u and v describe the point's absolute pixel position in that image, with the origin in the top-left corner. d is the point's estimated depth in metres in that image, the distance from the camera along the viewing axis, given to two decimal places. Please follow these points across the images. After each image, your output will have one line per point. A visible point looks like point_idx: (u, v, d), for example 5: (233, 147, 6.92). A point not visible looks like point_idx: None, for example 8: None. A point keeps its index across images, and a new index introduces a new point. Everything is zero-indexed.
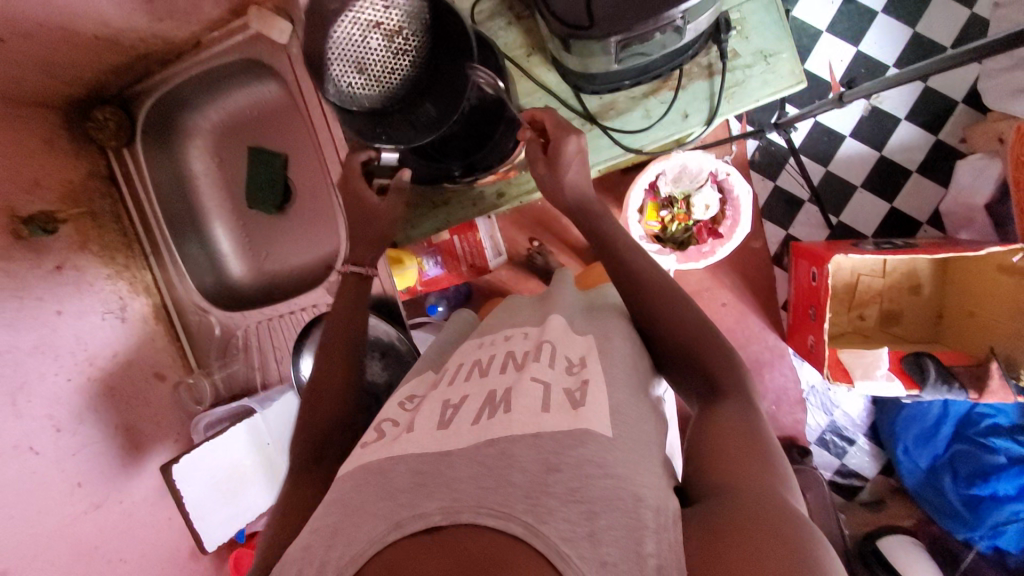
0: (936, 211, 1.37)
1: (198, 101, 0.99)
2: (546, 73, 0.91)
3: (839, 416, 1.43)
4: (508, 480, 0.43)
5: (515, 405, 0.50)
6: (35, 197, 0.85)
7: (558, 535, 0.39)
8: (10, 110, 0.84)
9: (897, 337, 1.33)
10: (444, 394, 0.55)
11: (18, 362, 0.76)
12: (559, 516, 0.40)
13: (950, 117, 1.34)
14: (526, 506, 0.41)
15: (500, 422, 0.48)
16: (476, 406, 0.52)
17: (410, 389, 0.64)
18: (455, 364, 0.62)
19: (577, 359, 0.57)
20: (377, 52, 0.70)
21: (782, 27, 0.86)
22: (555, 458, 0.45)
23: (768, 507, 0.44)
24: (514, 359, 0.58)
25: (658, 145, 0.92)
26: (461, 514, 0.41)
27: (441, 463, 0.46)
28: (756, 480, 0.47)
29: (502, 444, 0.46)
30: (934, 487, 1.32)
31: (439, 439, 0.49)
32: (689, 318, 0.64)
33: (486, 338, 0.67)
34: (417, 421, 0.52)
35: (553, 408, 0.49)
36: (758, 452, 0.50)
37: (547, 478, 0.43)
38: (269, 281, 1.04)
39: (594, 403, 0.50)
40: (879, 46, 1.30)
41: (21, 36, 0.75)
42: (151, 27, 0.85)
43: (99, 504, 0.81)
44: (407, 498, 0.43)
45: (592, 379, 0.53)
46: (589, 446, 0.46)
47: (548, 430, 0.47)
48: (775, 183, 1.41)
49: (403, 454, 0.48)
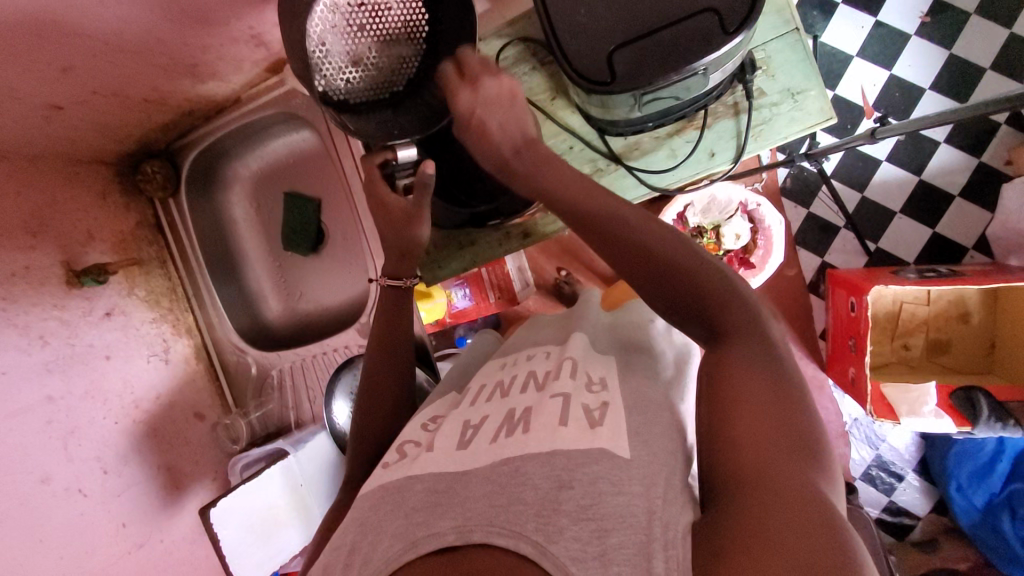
0: (983, 236, 1.32)
1: (238, 151, 1.04)
2: (570, 116, 0.93)
3: (885, 450, 1.36)
4: (520, 498, 0.44)
5: (533, 426, 0.51)
6: (91, 248, 0.91)
7: (568, 554, 0.40)
8: (69, 168, 0.90)
9: (945, 368, 1.27)
10: (465, 414, 0.58)
11: (70, 407, 0.80)
12: (569, 535, 0.41)
13: (993, 139, 1.30)
14: (537, 525, 0.42)
15: (515, 441, 0.50)
16: (495, 425, 0.54)
17: (432, 408, 0.66)
18: (478, 386, 0.65)
19: (597, 378, 0.58)
20: (366, 39, 0.63)
21: (810, 65, 0.85)
22: (567, 474, 0.45)
23: (794, 518, 0.39)
24: (536, 378, 0.60)
25: (684, 183, 0.93)
26: (472, 533, 0.42)
27: (458, 482, 0.48)
28: (783, 483, 0.42)
29: (515, 462, 0.48)
30: (991, 528, 1.25)
31: (458, 459, 0.50)
32: (690, 258, 0.56)
33: (508, 359, 0.71)
34: (439, 439, 0.55)
35: (570, 422, 0.51)
36: (788, 442, 0.45)
37: (559, 495, 0.44)
38: (303, 320, 1.08)
39: (612, 424, 0.51)
40: (912, 69, 1.26)
41: (80, 104, 0.80)
42: (197, 86, 0.90)
43: (142, 544, 0.83)
44: (421, 517, 0.46)
45: (611, 402, 0.54)
46: (603, 464, 0.46)
47: (563, 447, 0.48)
48: (808, 211, 1.37)
49: (422, 472, 0.51)
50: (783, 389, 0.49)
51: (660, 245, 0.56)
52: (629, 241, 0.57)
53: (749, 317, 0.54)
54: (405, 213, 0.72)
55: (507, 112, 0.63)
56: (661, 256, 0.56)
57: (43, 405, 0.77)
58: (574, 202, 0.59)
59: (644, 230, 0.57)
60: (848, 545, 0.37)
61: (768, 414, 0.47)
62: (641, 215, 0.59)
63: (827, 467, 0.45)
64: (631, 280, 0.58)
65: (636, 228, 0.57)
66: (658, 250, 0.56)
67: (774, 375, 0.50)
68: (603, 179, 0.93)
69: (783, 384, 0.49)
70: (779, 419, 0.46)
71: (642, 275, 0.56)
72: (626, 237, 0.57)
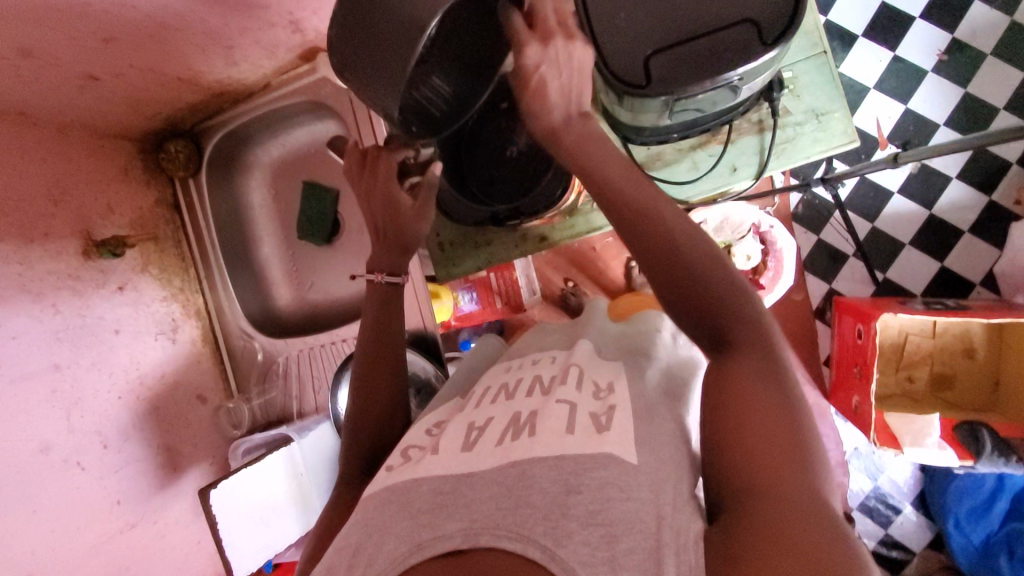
0: (991, 273, 1.33)
1: (261, 137, 1.04)
2: (595, 123, 0.94)
3: (884, 482, 1.35)
4: (527, 502, 0.43)
5: (539, 428, 0.49)
6: (109, 221, 0.90)
7: (576, 559, 0.38)
8: (94, 141, 0.90)
9: (948, 402, 1.26)
10: (470, 416, 0.56)
11: (76, 378, 0.79)
12: (578, 540, 0.40)
13: (1004, 177, 1.31)
14: (545, 529, 0.40)
15: (523, 444, 0.48)
16: (501, 427, 0.52)
17: (434, 415, 0.63)
18: (482, 388, 0.62)
19: (605, 385, 0.55)
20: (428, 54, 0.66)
21: (835, 87, 0.86)
22: (575, 480, 0.43)
23: (800, 533, 0.38)
24: (541, 383, 0.58)
25: (704, 196, 0.93)
26: (479, 536, 0.41)
27: (462, 484, 0.46)
28: (793, 499, 0.41)
29: (523, 465, 0.46)
30: (988, 566, 1.23)
31: (464, 460, 0.48)
32: (710, 267, 0.54)
33: (514, 362, 0.67)
34: (443, 442, 0.53)
35: (577, 429, 0.49)
36: (793, 455, 0.44)
37: (568, 500, 0.42)
38: (312, 310, 1.07)
39: (620, 429, 0.49)
40: (928, 104, 1.28)
41: (114, 76, 0.81)
42: (228, 69, 0.90)
43: (135, 524, 0.82)
44: (428, 519, 0.44)
45: (619, 405, 0.52)
46: (612, 471, 0.44)
47: (571, 453, 0.46)
48: (819, 237, 1.38)
49: (427, 475, 0.48)
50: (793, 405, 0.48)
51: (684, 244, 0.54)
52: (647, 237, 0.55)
53: (758, 326, 0.53)
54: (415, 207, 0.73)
55: (558, 106, 0.60)
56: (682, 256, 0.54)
57: (49, 373, 0.76)
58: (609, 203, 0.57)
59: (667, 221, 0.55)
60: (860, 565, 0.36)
61: (776, 426, 0.45)
62: (675, 211, 0.56)
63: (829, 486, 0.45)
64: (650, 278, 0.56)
65: (668, 225, 0.55)
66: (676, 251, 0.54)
67: (785, 394, 0.48)
68: None
69: (793, 397, 0.48)
70: (788, 431, 0.45)
71: (664, 276, 0.55)
72: (655, 234, 0.55)
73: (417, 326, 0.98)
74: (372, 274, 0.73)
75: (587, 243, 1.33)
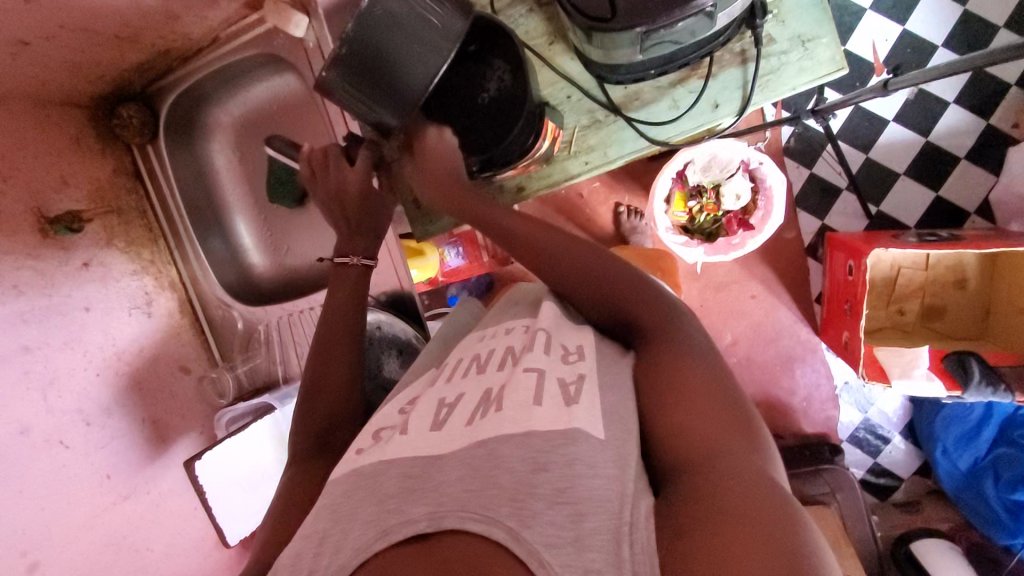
0: (987, 200, 1.29)
1: (218, 97, 0.98)
2: (568, 62, 0.88)
3: (874, 414, 1.37)
4: (494, 482, 0.42)
5: (506, 403, 0.49)
6: (64, 195, 0.86)
7: (541, 540, 0.38)
8: (38, 110, 0.85)
9: (939, 333, 1.26)
10: (440, 392, 0.55)
11: (48, 358, 0.78)
12: (544, 519, 0.39)
13: (1004, 99, 1.25)
14: (510, 510, 0.40)
15: (490, 421, 0.47)
16: (470, 404, 0.51)
17: (408, 392, 0.61)
18: (454, 360, 0.61)
19: (573, 348, 0.55)
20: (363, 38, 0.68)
21: (822, 9, 0.81)
22: (544, 456, 0.43)
23: (750, 498, 0.40)
24: (512, 354, 0.56)
25: (686, 137, 0.88)
26: (444, 519, 0.40)
27: (431, 468, 0.45)
28: (738, 467, 0.43)
29: (490, 444, 0.45)
30: (974, 490, 1.26)
31: (431, 442, 0.48)
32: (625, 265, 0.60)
33: (488, 330, 0.66)
34: (412, 421, 0.52)
35: (545, 401, 0.48)
36: (726, 423, 0.47)
37: (534, 479, 0.42)
38: (290, 275, 1.04)
39: (588, 402, 0.48)
40: (927, 24, 1.20)
41: (46, 38, 0.74)
42: (170, 23, 0.83)
43: (128, 495, 0.83)
44: (395, 504, 0.43)
45: (587, 374, 0.51)
46: (579, 445, 0.44)
47: (538, 429, 0.45)
48: (811, 171, 1.33)
49: (396, 457, 0.48)
50: (728, 385, 0.51)
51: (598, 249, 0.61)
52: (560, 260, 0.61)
53: (674, 311, 0.58)
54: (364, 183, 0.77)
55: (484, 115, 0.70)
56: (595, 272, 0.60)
57: (19, 355, 0.75)
58: (521, 232, 0.64)
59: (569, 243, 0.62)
60: (805, 527, 0.39)
61: (715, 403, 0.49)
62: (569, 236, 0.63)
63: (775, 459, 0.47)
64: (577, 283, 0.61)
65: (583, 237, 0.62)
66: (589, 266, 0.60)
67: (710, 364, 0.53)
68: (600, 131, 0.90)
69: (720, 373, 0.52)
70: (720, 407, 0.48)
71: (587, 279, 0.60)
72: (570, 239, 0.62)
73: (396, 288, 0.96)
74: (347, 257, 0.73)
75: (572, 191, 1.30)
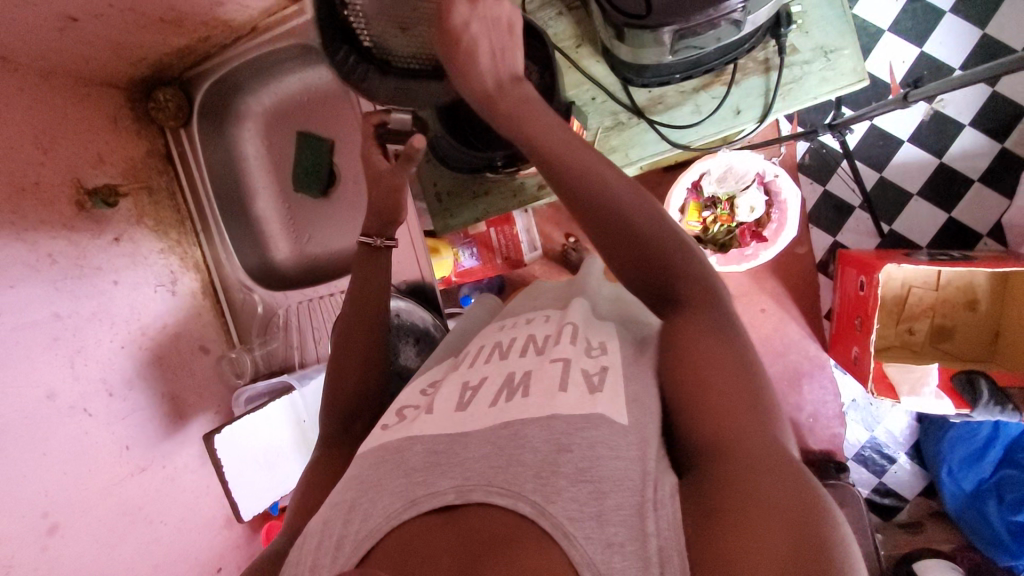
0: (999, 223, 1.30)
1: (252, 85, 1.01)
2: (594, 65, 0.91)
3: (880, 433, 1.37)
4: (519, 459, 0.43)
5: (532, 390, 0.50)
6: (100, 171, 0.89)
7: (566, 515, 0.39)
8: (80, 88, 0.88)
9: (947, 353, 1.26)
10: (463, 376, 0.56)
11: (78, 327, 0.80)
12: (568, 496, 0.40)
13: (1018, 124, 1.27)
14: (535, 485, 0.41)
15: (515, 405, 0.48)
16: (493, 387, 0.52)
17: (429, 375, 0.63)
18: (476, 347, 0.62)
19: (597, 343, 0.55)
20: None
21: (845, 22, 0.83)
22: (566, 439, 0.44)
23: (773, 482, 0.40)
24: (535, 342, 0.57)
25: (708, 141, 0.90)
26: (472, 492, 0.42)
27: (457, 444, 0.46)
28: (760, 449, 0.42)
29: (516, 425, 0.46)
30: (977, 512, 1.26)
31: (457, 420, 0.49)
32: (657, 229, 0.54)
33: (508, 321, 0.67)
34: (437, 401, 0.53)
35: (570, 387, 0.49)
36: (747, 403, 0.45)
37: (558, 458, 0.43)
38: (312, 263, 1.06)
39: (611, 391, 0.49)
40: (944, 47, 1.23)
41: (94, 16, 0.78)
42: (212, 10, 0.86)
43: (145, 468, 0.84)
44: (422, 476, 0.44)
45: (611, 366, 0.52)
46: (601, 431, 0.44)
47: (562, 413, 0.46)
48: (824, 188, 1.35)
49: (421, 433, 0.49)
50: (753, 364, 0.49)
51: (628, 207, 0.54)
52: (587, 214, 0.55)
53: (705, 284, 0.54)
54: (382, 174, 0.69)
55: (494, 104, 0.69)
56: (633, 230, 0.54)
57: (50, 321, 0.77)
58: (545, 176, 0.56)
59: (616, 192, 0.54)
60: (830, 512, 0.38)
61: (742, 379, 0.47)
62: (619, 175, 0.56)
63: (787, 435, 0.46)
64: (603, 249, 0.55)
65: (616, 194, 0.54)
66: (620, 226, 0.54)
67: (733, 340, 0.50)
68: (623, 133, 0.92)
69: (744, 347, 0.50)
70: (747, 385, 0.46)
71: (614, 246, 0.54)
72: (598, 200, 0.54)
73: (416, 278, 0.98)
74: (370, 237, 0.72)
75: None
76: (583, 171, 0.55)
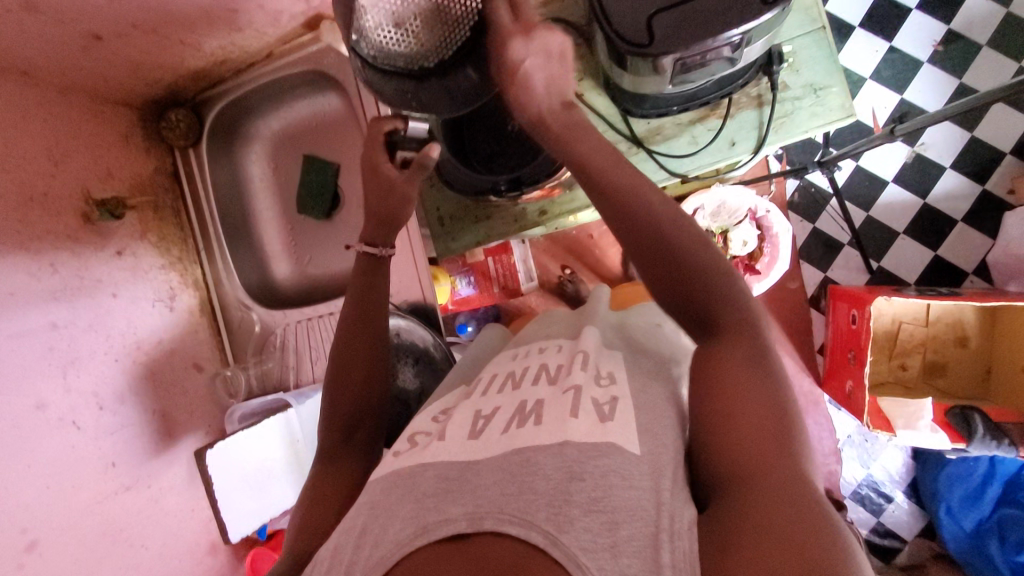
0: (984, 262, 1.34)
1: (262, 109, 1.04)
2: (596, 97, 0.94)
3: (876, 470, 1.36)
4: (531, 487, 0.43)
5: (545, 417, 0.49)
6: (108, 185, 0.90)
7: (578, 546, 0.38)
8: (95, 104, 0.90)
9: (940, 389, 1.27)
10: (477, 403, 0.55)
11: (73, 337, 0.79)
12: (580, 526, 0.40)
13: (997, 168, 1.33)
14: (548, 514, 0.40)
15: (529, 432, 0.48)
16: (506, 416, 0.52)
17: (441, 403, 0.62)
18: (489, 375, 0.62)
19: (606, 372, 0.55)
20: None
21: (833, 62, 0.88)
22: (578, 467, 0.43)
23: (791, 515, 0.38)
24: (547, 371, 0.57)
25: (703, 170, 0.94)
26: (483, 520, 0.41)
27: (467, 471, 0.45)
28: (784, 482, 0.41)
29: (526, 453, 0.45)
30: (978, 551, 1.23)
31: (469, 448, 0.48)
32: (698, 249, 0.52)
33: (520, 350, 0.67)
34: (449, 429, 0.53)
35: (581, 414, 0.49)
36: (772, 439, 0.44)
37: (570, 487, 0.42)
38: (311, 284, 1.06)
39: (623, 420, 0.48)
40: (923, 94, 1.29)
41: (117, 35, 0.80)
42: (230, 35, 0.89)
43: (130, 487, 0.82)
44: (433, 502, 0.44)
45: (622, 397, 0.51)
46: (613, 459, 0.44)
47: (574, 440, 0.45)
48: (814, 226, 1.39)
49: (432, 459, 0.48)
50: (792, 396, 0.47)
51: (670, 226, 0.52)
52: (627, 229, 0.53)
53: (746, 314, 0.52)
54: (391, 180, 0.68)
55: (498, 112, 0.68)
56: (672, 246, 0.52)
57: (47, 331, 0.76)
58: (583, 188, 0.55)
59: (656, 207, 0.53)
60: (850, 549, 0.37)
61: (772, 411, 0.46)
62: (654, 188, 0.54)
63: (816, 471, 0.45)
64: (642, 270, 0.54)
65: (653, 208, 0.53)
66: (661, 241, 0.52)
67: (768, 375, 0.49)
68: None
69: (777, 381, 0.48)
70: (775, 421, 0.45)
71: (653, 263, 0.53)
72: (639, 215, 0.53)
73: (418, 299, 0.98)
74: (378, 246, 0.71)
75: (584, 232, 1.33)
76: (603, 172, 0.54)
